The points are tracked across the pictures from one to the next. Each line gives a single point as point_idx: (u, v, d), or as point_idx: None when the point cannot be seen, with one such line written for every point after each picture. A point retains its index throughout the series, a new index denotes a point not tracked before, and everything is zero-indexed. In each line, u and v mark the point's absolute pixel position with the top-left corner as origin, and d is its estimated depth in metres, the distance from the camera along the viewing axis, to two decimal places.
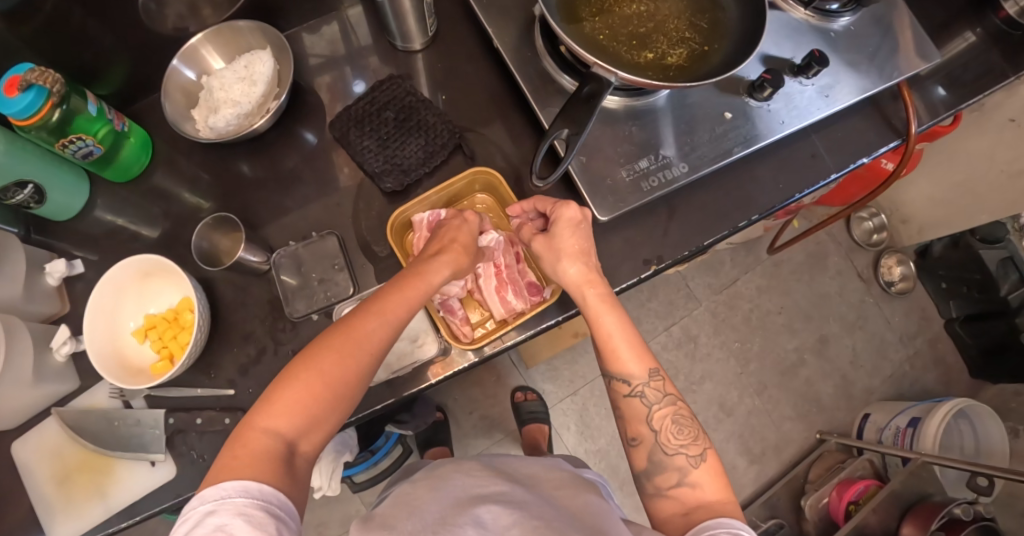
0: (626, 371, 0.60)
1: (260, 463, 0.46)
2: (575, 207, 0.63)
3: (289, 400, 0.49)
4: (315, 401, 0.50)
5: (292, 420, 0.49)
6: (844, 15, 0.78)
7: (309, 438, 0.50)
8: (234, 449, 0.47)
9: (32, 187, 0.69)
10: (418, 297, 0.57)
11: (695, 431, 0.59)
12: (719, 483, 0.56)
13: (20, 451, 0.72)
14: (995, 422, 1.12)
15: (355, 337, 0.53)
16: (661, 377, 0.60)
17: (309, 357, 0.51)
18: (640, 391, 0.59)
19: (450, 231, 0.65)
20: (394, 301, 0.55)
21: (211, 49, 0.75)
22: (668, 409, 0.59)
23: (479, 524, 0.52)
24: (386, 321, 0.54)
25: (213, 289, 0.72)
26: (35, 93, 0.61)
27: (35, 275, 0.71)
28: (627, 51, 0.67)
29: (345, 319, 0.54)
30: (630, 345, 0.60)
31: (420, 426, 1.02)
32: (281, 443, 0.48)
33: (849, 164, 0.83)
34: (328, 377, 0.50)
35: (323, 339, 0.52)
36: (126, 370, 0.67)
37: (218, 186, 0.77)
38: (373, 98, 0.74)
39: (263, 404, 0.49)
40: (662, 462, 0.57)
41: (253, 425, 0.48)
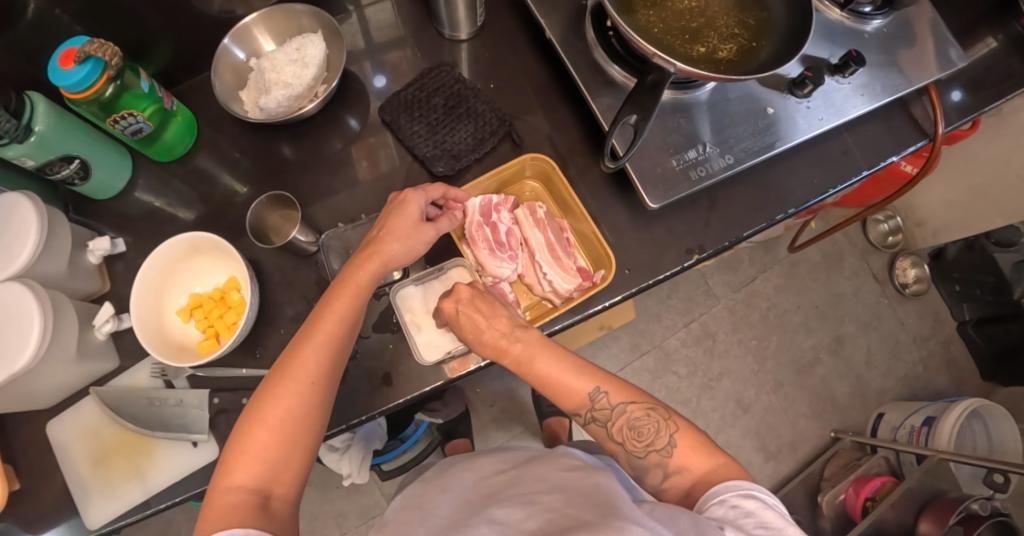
0: (574, 404, 0.60)
1: (229, 516, 0.47)
2: (450, 301, 0.60)
3: (245, 455, 0.51)
4: (269, 446, 0.51)
5: (253, 472, 0.50)
6: (878, 17, 0.80)
7: (280, 479, 0.52)
8: (206, 513, 0.49)
9: (78, 162, 0.68)
10: (348, 310, 0.57)
11: (659, 420, 0.58)
12: (699, 454, 0.56)
13: (57, 431, 0.71)
14: (1008, 421, 1.14)
15: (289, 374, 0.54)
16: (607, 392, 0.59)
17: (254, 409, 0.53)
18: (592, 417, 0.59)
19: (386, 219, 0.62)
20: (323, 324, 0.56)
21: (262, 31, 0.76)
22: (622, 419, 0.59)
23: (493, 521, 0.52)
24: (318, 346, 0.55)
25: (259, 269, 0.72)
26: (91, 66, 0.61)
27: (78, 253, 0.70)
28: (680, 44, 0.69)
29: (280, 362, 0.55)
30: (567, 376, 0.60)
31: (450, 414, 1.04)
32: (250, 493, 0.50)
33: (880, 162, 0.84)
34: (273, 420, 0.52)
35: (265, 386, 0.54)
36: (172, 348, 0.67)
37: (263, 168, 0.77)
38: (422, 85, 0.76)
39: (225, 463, 0.51)
40: (642, 465, 0.57)
41: (218, 486, 0.50)
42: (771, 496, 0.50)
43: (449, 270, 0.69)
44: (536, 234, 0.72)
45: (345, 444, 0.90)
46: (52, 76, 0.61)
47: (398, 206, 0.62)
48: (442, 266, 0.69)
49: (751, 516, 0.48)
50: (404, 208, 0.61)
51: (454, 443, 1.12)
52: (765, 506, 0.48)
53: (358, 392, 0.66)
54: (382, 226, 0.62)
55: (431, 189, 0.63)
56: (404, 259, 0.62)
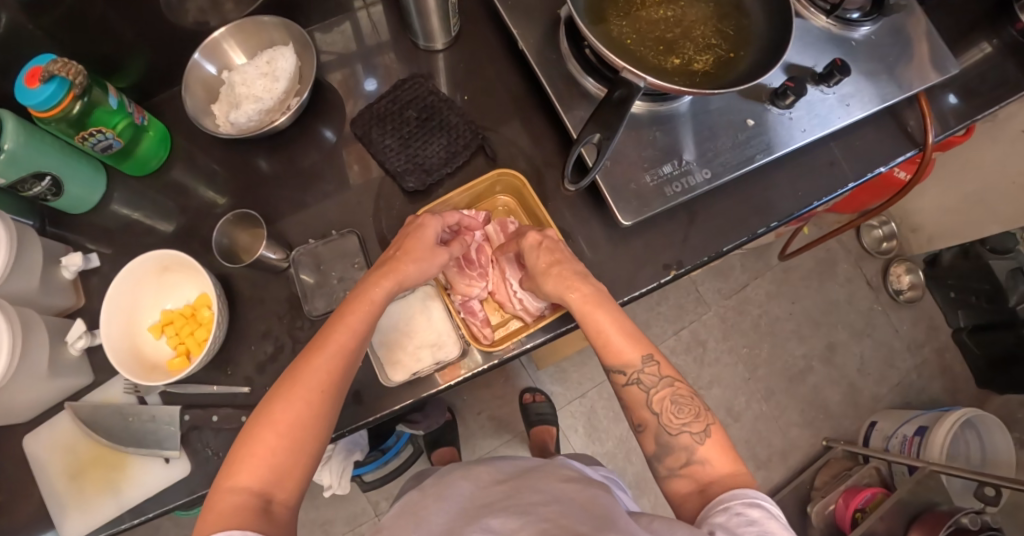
0: (622, 361, 0.59)
1: (230, 518, 0.45)
2: (533, 233, 0.66)
3: (251, 456, 0.49)
4: (275, 449, 0.50)
5: (257, 473, 0.49)
6: (866, 24, 0.77)
7: (284, 483, 0.50)
8: (207, 514, 0.47)
9: (50, 179, 0.68)
10: (362, 324, 0.57)
11: (698, 408, 0.57)
12: (728, 456, 0.55)
13: (32, 446, 0.71)
14: (1003, 432, 1.12)
15: (301, 379, 0.53)
16: (656, 362, 0.59)
17: (262, 412, 0.51)
18: (637, 377, 0.58)
19: (402, 240, 0.64)
20: (336, 335, 0.55)
21: (233, 43, 0.75)
22: (667, 390, 0.57)
23: (487, 529, 0.51)
24: (330, 356, 0.54)
25: (230, 285, 0.71)
26: (57, 84, 0.60)
27: (51, 268, 0.70)
28: (654, 56, 0.67)
29: (291, 368, 0.54)
30: (623, 335, 0.60)
31: (432, 426, 1.03)
32: (252, 496, 0.48)
33: (867, 172, 0.83)
34: (282, 424, 0.50)
35: (275, 390, 0.53)
36: (142, 366, 0.67)
37: (237, 182, 0.77)
38: (395, 97, 0.75)
39: (229, 463, 0.49)
40: (669, 443, 0.56)
41: (222, 487, 0.48)
42: (777, 507, 0.48)
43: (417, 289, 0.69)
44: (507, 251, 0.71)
45: (326, 454, 0.90)
46: (18, 95, 0.61)
47: (415, 229, 0.64)
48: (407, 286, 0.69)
49: (754, 525, 0.46)
50: (421, 232, 0.63)
51: (440, 451, 1.12)
52: (769, 517, 0.47)
53: None
54: (399, 247, 0.63)
55: (448, 216, 0.66)
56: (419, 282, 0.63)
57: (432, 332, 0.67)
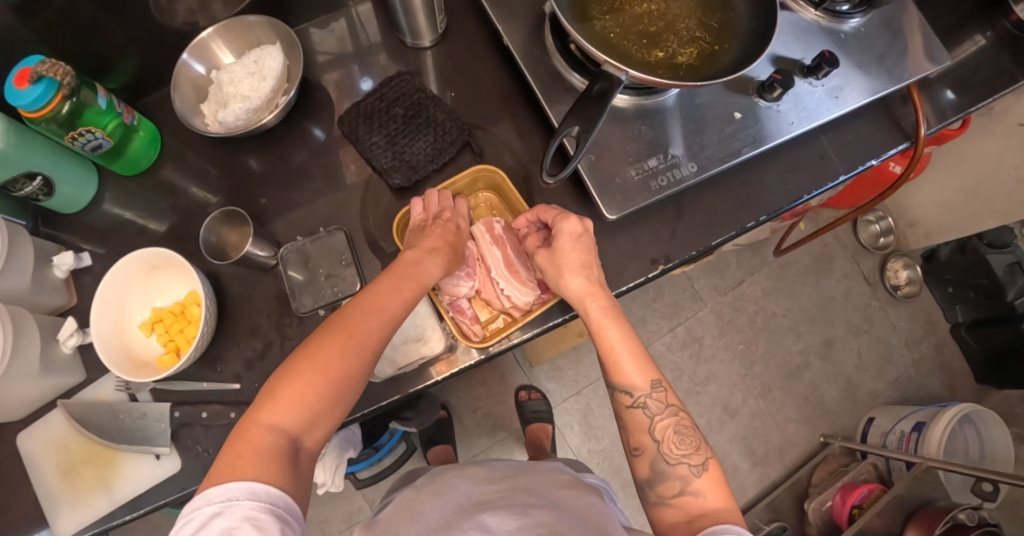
0: (629, 382, 0.59)
1: (268, 455, 0.46)
2: (575, 221, 0.63)
3: (292, 396, 0.49)
4: (317, 396, 0.50)
5: (295, 417, 0.49)
6: (855, 17, 0.77)
7: (313, 433, 0.51)
8: (239, 447, 0.47)
9: (41, 179, 0.69)
10: (411, 294, 0.59)
11: (697, 441, 0.58)
12: (721, 491, 0.55)
13: (26, 443, 0.72)
14: (1001, 428, 1.11)
15: (354, 330, 0.53)
16: (663, 389, 0.59)
17: (310, 354, 0.51)
18: (642, 402, 0.58)
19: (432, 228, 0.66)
20: (389, 302, 0.56)
21: (221, 43, 0.76)
22: (670, 420, 0.58)
23: (483, 527, 0.51)
24: (382, 321, 0.55)
25: (220, 283, 0.72)
26: (45, 85, 0.61)
27: (43, 268, 0.71)
28: (638, 49, 0.67)
29: (342, 316, 0.54)
30: (633, 359, 0.60)
31: (424, 423, 1.04)
32: (286, 440, 0.48)
33: (858, 166, 0.82)
34: (331, 372, 0.51)
35: (321, 335, 0.53)
36: (132, 363, 0.67)
37: (227, 181, 0.77)
38: (381, 95, 0.75)
39: (267, 398, 0.50)
40: (665, 471, 0.57)
41: (256, 422, 0.48)
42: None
43: None
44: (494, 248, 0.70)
45: (320, 452, 0.91)
46: (8, 96, 0.61)
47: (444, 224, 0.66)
48: None
49: None
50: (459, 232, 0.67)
51: (435, 449, 1.13)
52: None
53: None
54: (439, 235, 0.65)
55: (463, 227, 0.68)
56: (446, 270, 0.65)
57: (413, 325, 0.67)
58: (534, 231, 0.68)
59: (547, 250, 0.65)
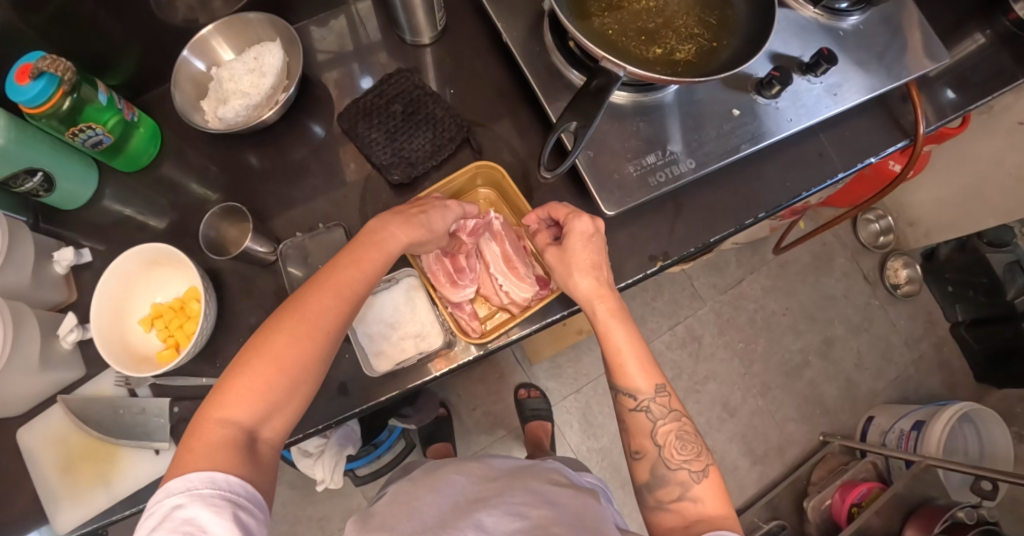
0: (632, 386, 0.59)
1: (220, 449, 0.47)
2: (587, 220, 0.61)
3: (244, 389, 0.49)
4: (268, 386, 0.50)
5: (248, 410, 0.49)
6: (854, 14, 0.77)
7: (272, 423, 0.51)
8: (192, 442, 0.47)
9: (41, 175, 0.69)
10: (374, 269, 0.58)
11: (699, 447, 0.58)
12: (721, 498, 0.56)
13: (26, 438, 0.72)
14: (1001, 427, 1.11)
15: (306, 317, 0.53)
16: (667, 394, 0.59)
17: (261, 344, 0.51)
18: (645, 406, 0.58)
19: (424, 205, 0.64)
20: (344, 282, 0.55)
21: (221, 40, 0.76)
22: (673, 425, 0.58)
23: (479, 527, 0.50)
24: (337, 302, 0.54)
25: (219, 279, 0.72)
26: (46, 81, 0.61)
27: (43, 264, 0.71)
28: (636, 46, 0.67)
29: (295, 302, 0.54)
30: (638, 363, 0.59)
31: (423, 420, 1.01)
32: (240, 432, 0.49)
33: (857, 164, 0.82)
34: (282, 360, 0.51)
35: (274, 323, 0.53)
36: (131, 358, 0.68)
37: (226, 177, 0.78)
38: (381, 91, 0.75)
39: (220, 392, 0.50)
40: (665, 476, 0.57)
41: (208, 417, 0.49)
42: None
43: (401, 279, 0.69)
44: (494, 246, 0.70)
45: (320, 449, 0.91)
46: (9, 92, 0.62)
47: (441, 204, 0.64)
48: (393, 276, 0.69)
49: None
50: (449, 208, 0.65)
51: (434, 447, 1.13)
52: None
53: (314, 402, 0.66)
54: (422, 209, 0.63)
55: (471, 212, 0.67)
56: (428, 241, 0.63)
57: (414, 322, 0.68)
58: (545, 228, 0.66)
59: (557, 247, 0.63)
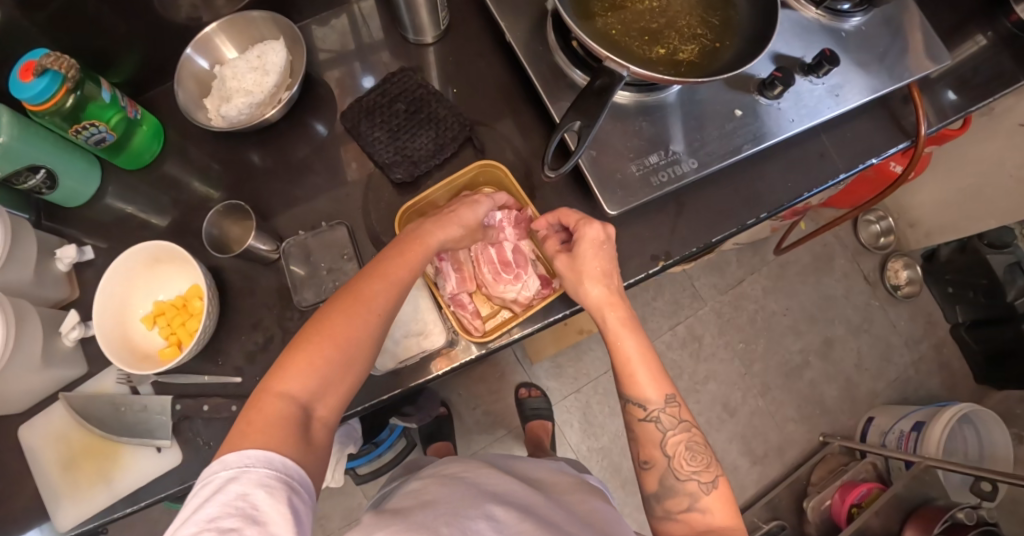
0: (643, 395, 0.59)
1: (278, 420, 0.47)
2: (598, 227, 0.62)
3: (303, 364, 0.50)
4: (324, 361, 0.51)
5: (306, 384, 0.50)
6: (856, 15, 0.78)
7: (325, 402, 0.51)
8: (253, 414, 0.47)
9: (44, 172, 0.69)
10: (418, 261, 0.59)
11: (708, 458, 0.58)
12: (729, 509, 0.56)
13: (26, 436, 0.72)
14: (1000, 427, 1.11)
15: (360, 299, 0.54)
16: (676, 404, 0.59)
17: (318, 323, 0.53)
18: (655, 416, 0.59)
19: (456, 205, 0.66)
20: (394, 267, 0.57)
21: (225, 38, 0.76)
22: (682, 435, 0.59)
23: (490, 517, 0.49)
24: (388, 284, 0.56)
25: (222, 277, 0.72)
26: (50, 78, 0.61)
27: (46, 261, 0.71)
28: (639, 45, 0.67)
29: (349, 285, 0.55)
30: (649, 374, 0.59)
31: (425, 418, 1.03)
32: (297, 407, 0.49)
33: (858, 165, 0.82)
34: (339, 337, 0.52)
35: (329, 306, 0.54)
36: (134, 355, 0.68)
37: (229, 175, 0.78)
38: (384, 90, 0.75)
39: (278, 368, 0.50)
40: (674, 487, 0.57)
41: (269, 391, 0.49)
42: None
43: None
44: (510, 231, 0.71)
45: None
46: (13, 89, 0.62)
47: (471, 201, 0.66)
48: None
49: None
50: (476, 206, 0.65)
51: (434, 446, 1.13)
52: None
53: None
54: (454, 210, 0.65)
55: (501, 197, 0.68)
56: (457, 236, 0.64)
57: (415, 319, 0.67)
58: (553, 234, 0.66)
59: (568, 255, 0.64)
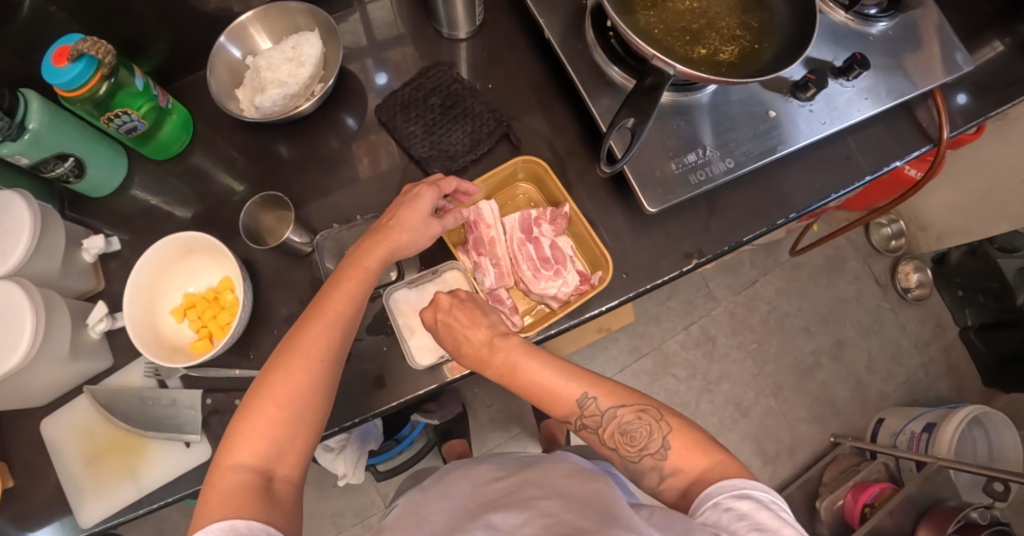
0: (562, 413, 0.58)
1: (232, 492, 0.47)
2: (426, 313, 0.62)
3: (249, 435, 0.50)
4: (272, 423, 0.51)
5: (257, 452, 0.50)
6: (883, 20, 0.78)
7: (285, 460, 0.51)
8: (207, 495, 0.48)
9: (73, 160, 0.67)
10: (357, 292, 0.58)
11: (649, 421, 0.56)
12: (694, 453, 0.54)
13: (50, 430, 0.70)
14: (1009, 429, 1.14)
15: (297, 350, 0.53)
16: (593, 398, 0.57)
17: (261, 385, 0.52)
18: (580, 426, 0.58)
19: (397, 209, 0.62)
20: (331, 303, 0.56)
21: (260, 29, 0.76)
22: (613, 424, 0.57)
23: (489, 526, 0.48)
24: (327, 324, 0.55)
25: (254, 270, 0.71)
26: (85, 63, 0.60)
27: (73, 251, 0.70)
28: (680, 45, 0.68)
29: (289, 337, 0.55)
30: (551, 393, 0.58)
31: (446, 416, 1.05)
32: (254, 474, 0.49)
33: (883, 168, 0.83)
34: (281, 395, 0.51)
35: (270, 365, 0.53)
36: (164, 348, 0.67)
37: (259, 168, 0.77)
38: (419, 84, 0.75)
39: (229, 440, 0.50)
40: (636, 470, 0.56)
41: (220, 466, 0.49)
42: (766, 493, 0.48)
43: (443, 272, 0.69)
44: (547, 228, 0.73)
45: (341, 444, 0.92)
46: (45, 74, 0.60)
47: (410, 199, 0.62)
48: (436, 269, 0.69)
49: (745, 519, 0.46)
50: (417, 202, 0.61)
51: (451, 444, 1.13)
52: (760, 507, 0.46)
53: (351, 396, 0.66)
54: (392, 216, 0.62)
55: (444, 185, 0.64)
56: (411, 251, 0.62)
57: None
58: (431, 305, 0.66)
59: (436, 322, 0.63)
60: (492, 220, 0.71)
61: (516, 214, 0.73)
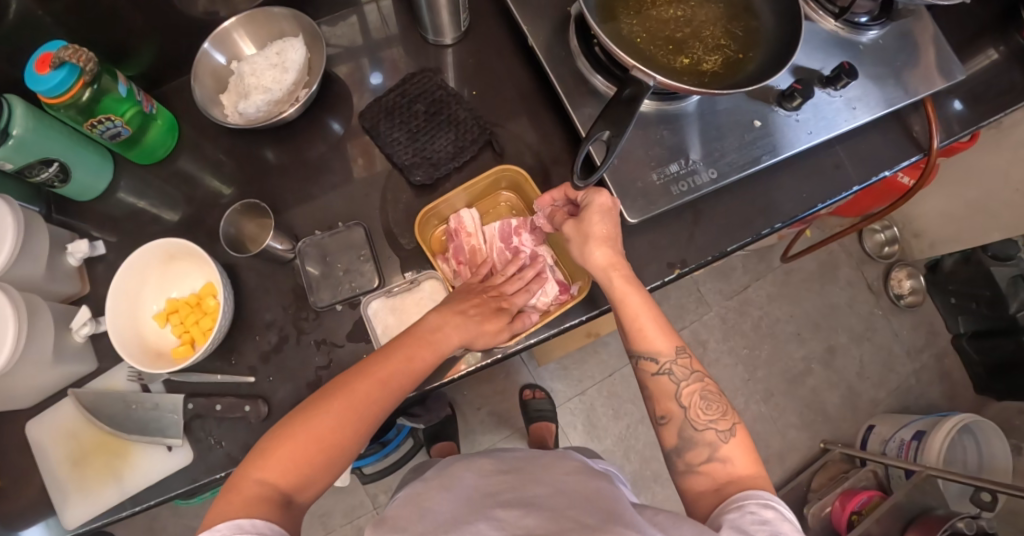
0: (654, 348, 0.59)
1: (255, 506, 0.48)
2: (605, 194, 0.63)
3: (282, 456, 0.51)
4: (312, 454, 0.52)
5: (285, 474, 0.51)
6: (874, 28, 0.77)
7: (306, 486, 0.52)
8: (227, 497, 0.49)
9: (57, 165, 0.68)
10: (423, 367, 0.59)
11: (724, 406, 0.57)
12: (750, 458, 0.54)
13: (35, 432, 0.71)
14: (1000, 438, 1.14)
15: (353, 399, 0.54)
16: (688, 355, 0.59)
17: (305, 414, 0.53)
18: (668, 368, 0.58)
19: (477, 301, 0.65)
20: (398, 372, 0.57)
21: (244, 34, 0.76)
22: (696, 386, 0.58)
23: (493, 520, 0.48)
24: (387, 390, 0.56)
25: (237, 275, 0.72)
26: (67, 71, 0.60)
27: (57, 255, 0.70)
28: (664, 55, 0.68)
29: (345, 378, 0.56)
30: (656, 325, 0.60)
31: (433, 418, 1.06)
32: (276, 492, 0.50)
33: (872, 176, 0.82)
34: (323, 433, 0.52)
35: (320, 397, 0.54)
36: (147, 353, 0.67)
37: (244, 172, 0.77)
38: (403, 91, 0.76)
39: (263, 453, 0.52)
40: (693, 438, 0.56)
41: (247, 475, 0.50)
42: (791, 511, 0.48)
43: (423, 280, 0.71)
44: (527, 237, 0.74)
45: None
46: (28, 80, 0.60)
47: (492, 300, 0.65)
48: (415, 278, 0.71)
49: (767, 525, 0.46)
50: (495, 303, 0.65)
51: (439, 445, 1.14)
52: (782, 518, 0.47)
53: None
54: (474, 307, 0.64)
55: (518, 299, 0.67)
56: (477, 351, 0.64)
57: None
58: (558, 209, 0.69)
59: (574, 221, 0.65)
60: (472, 227, 0.73)
61: (497, 222, 0.75)
